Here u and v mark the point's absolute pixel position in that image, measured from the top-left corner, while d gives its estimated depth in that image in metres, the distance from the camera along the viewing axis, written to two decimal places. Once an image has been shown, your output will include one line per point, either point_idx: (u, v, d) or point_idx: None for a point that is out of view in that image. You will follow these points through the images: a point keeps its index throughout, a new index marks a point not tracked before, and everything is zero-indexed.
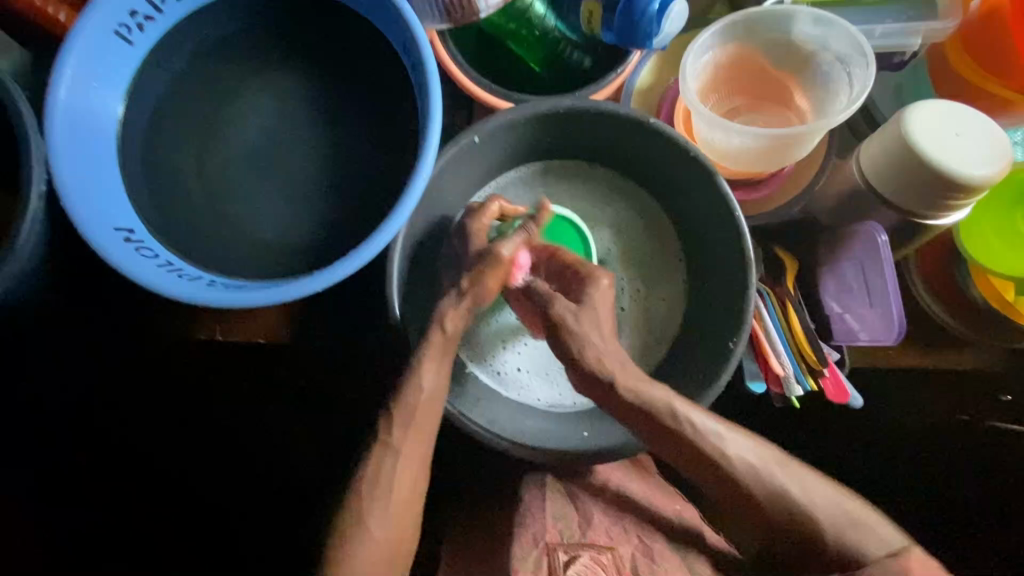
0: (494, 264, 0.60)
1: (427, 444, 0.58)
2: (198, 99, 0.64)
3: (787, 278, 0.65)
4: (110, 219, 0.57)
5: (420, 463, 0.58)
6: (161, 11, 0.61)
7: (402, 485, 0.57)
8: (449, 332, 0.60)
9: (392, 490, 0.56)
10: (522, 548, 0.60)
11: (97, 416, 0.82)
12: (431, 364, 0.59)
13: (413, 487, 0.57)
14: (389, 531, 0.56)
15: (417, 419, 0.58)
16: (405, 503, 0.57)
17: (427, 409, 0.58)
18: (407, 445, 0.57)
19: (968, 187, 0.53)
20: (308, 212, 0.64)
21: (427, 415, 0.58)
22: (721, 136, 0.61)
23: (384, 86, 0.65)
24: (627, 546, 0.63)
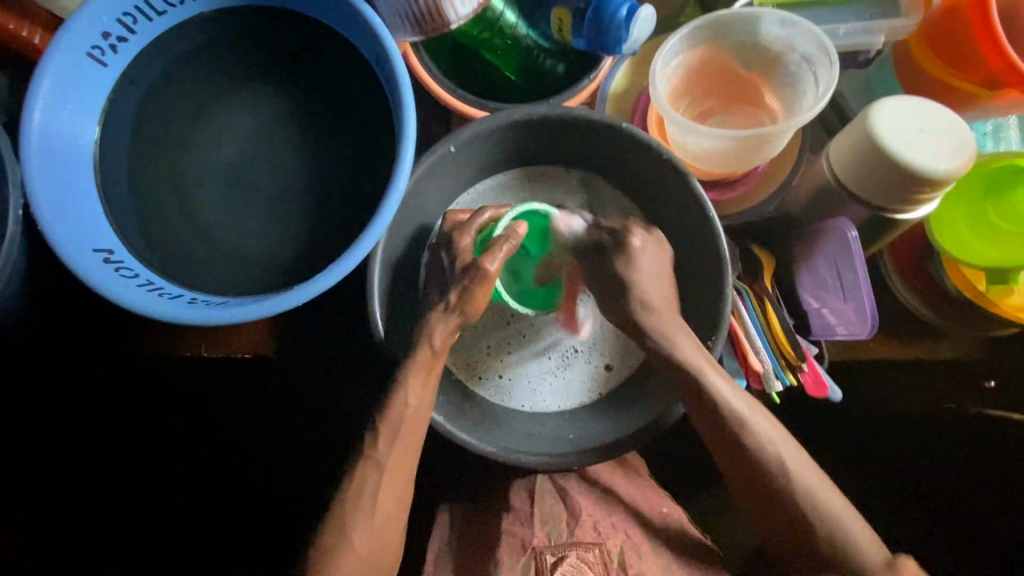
0: (483, 277, 0.60)
1: (412, 462, 0.59)
2: (175, 119, 0.64)
3: (764, 275, 0.66)
4: (88, 241, 0.57)
5: (404, 479, 0.59)
6: (133, 32, 0.61)
7: (387, 497, 0.58)
8: (439, 348, 0.60)
9: (376, 507, 0.58)
10: (509, 555, 0.62)
11: (96, 417, 0.83)
12: (414, 378, 0.58)
13: (397, 500, 0.59)
14: (373, 539, 0.57)
15: (402, 436, 0.58)
16: (389, 512, 0.58)
17: (414, 423, 0.59)
18: (393, 458, 0.58)
19: (933, 181, 0.54)
20: (288, 227, 0.64)
21: (414, 432, 0.59)
22: (692, 139, 0.62)
23: (360, 98, 0.65)
24: (617, 539, 0.64)
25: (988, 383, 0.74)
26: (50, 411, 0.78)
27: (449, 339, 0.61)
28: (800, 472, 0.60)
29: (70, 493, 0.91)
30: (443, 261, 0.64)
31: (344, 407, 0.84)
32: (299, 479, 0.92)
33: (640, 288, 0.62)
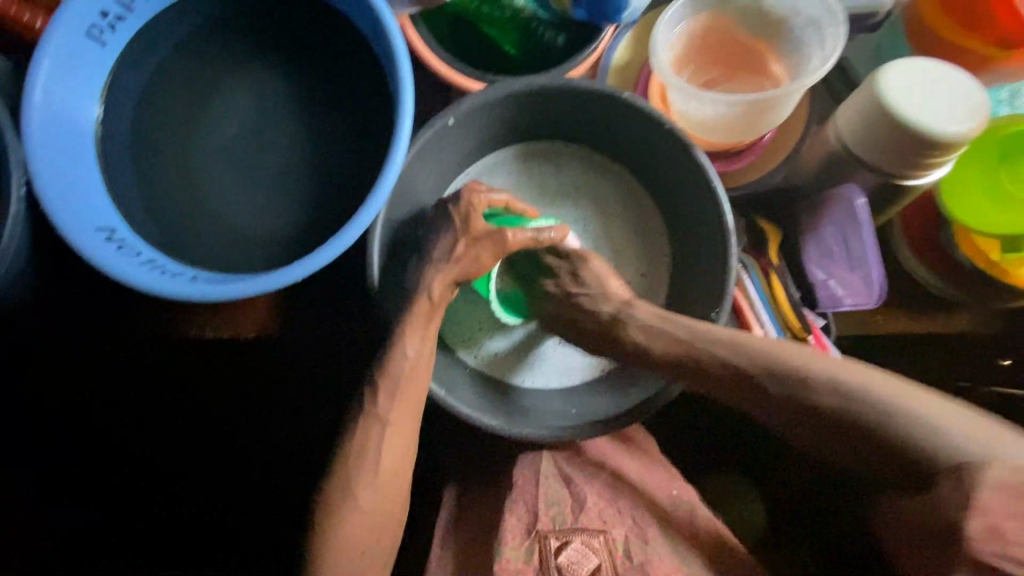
0: (500, 243, 0.62)
1: (412, 419, 0.59)
2: (175, 98, 0.65)
3: (770, 247, 0.65)
4: (91, 220, 0.58)
5: (408, 437, 0.59)
6: (131, 11, 0.61)
7: (391, 454, 0.58)
8: (435, 300, 0.60)
9: (379, 467, 0.58)
10: (514, 536, 0.61)
11: (97, 415, 0.86)
12: (413, 353, 0.58)
13: (403, 452, 0.59)
14: (383, 498, 0.58)
15: (406, 388, 0.58)
16: (391, 473, 0.58)
17: (415, 376, 0.59)
18: (394, 413, 0.58)
19: (944, 144, 0.52)
20: (289, 204, 0.65)
21: (413, 389, 0.59)
22: (695, 106, 0.60)
23: (358, 73, 0.65)
24: (621, 527, 0.64)
25: (1003, 361, 0.72)
26: (52, 409, 0.83)
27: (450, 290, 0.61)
28: (916, 404, 0.49)
29: (69, 493, 0.92)
30: (441, 215, 0.63)
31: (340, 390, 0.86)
32: (294, 468, 0.93)
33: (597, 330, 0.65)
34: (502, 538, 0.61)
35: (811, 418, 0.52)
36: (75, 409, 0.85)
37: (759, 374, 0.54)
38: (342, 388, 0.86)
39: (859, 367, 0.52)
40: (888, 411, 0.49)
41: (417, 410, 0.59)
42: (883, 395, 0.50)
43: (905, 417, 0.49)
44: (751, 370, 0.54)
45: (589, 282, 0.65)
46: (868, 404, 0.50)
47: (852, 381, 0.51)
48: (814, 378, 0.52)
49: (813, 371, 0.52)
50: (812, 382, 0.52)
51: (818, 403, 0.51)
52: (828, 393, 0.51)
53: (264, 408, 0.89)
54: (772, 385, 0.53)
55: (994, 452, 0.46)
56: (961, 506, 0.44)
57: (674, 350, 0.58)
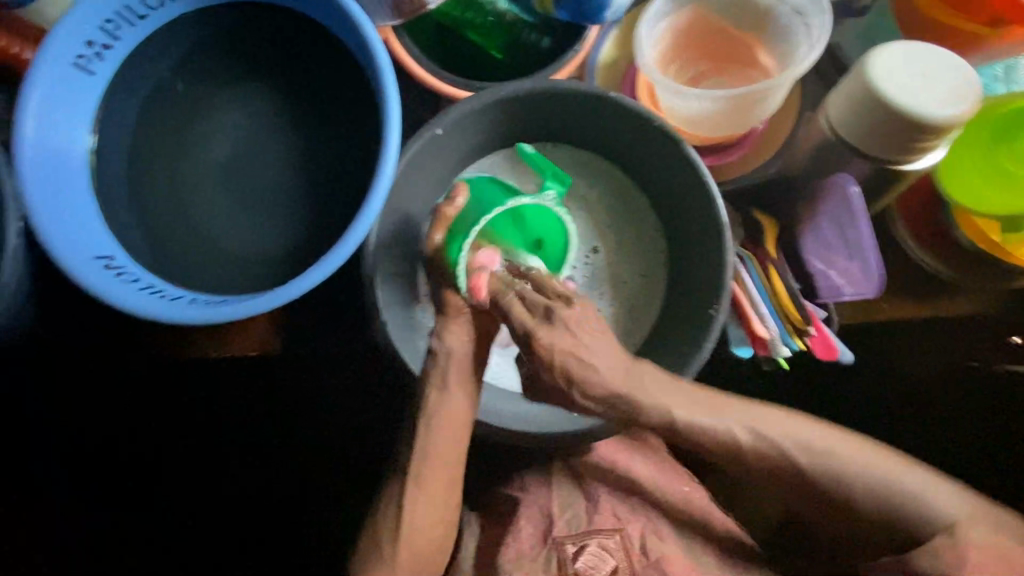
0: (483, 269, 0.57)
1: (451, 477, 0.59)
2: (166, 122, 0.65)
3: (767, 240, 0.64)
4: (88, 250, 0.58)
5: (442, 494, 0.59)
6: (117, 38, 0.61)
7: (426, 506, 0.58)
8: (451, 351, 0.56)
9: (407, 520, 0.58)
10: (531, 543, 0.62)
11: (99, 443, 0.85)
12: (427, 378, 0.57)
13: (437, 512, 0.59)
14: (417, 549, 0.58)
15: (438, 454, 0.57)
16: (428, 529, 0.59)
17: (448, 445, 0.57)
18: (427, 478, 0.57)
19: (937, 128, 0.52)
20: (283, 222, 0.65)
21: (448, 447, 0.57)
22: (682, 103, 0.60)
23: (345, 87, 0.65)
24: (637, 522, 0.64)
25: (1011, 338, 0.71)
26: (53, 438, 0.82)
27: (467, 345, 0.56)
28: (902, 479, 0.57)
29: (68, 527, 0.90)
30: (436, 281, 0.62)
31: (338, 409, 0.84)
32: None
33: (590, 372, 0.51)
34: (517, 551, 0.62)
35: (826, 497, 0.57)
36: (79, 420, 0.80)
37: (789, 450, 0.56)
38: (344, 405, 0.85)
39: (850, 440, 0.58)
40: (888, 489, 0.56)
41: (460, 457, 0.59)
42: (886, 478, 0.57)
43: (875, 480, 0.57)
44: (804, 463, 0.56)
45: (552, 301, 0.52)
46: (854, 487, 0.56)
47: (858, 470, 0.56)
48: (818, 452, 0.56)
49: (816, 448, 0.56)
50: (832, 458, 0.56)
51: (819, 481, 0.57)
52: (799, 454, 0.56)
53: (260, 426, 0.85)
54: (801, 459, 0.56)
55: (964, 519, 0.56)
56: (943, 564, 0.54)
57: (677, 412, 0.53)
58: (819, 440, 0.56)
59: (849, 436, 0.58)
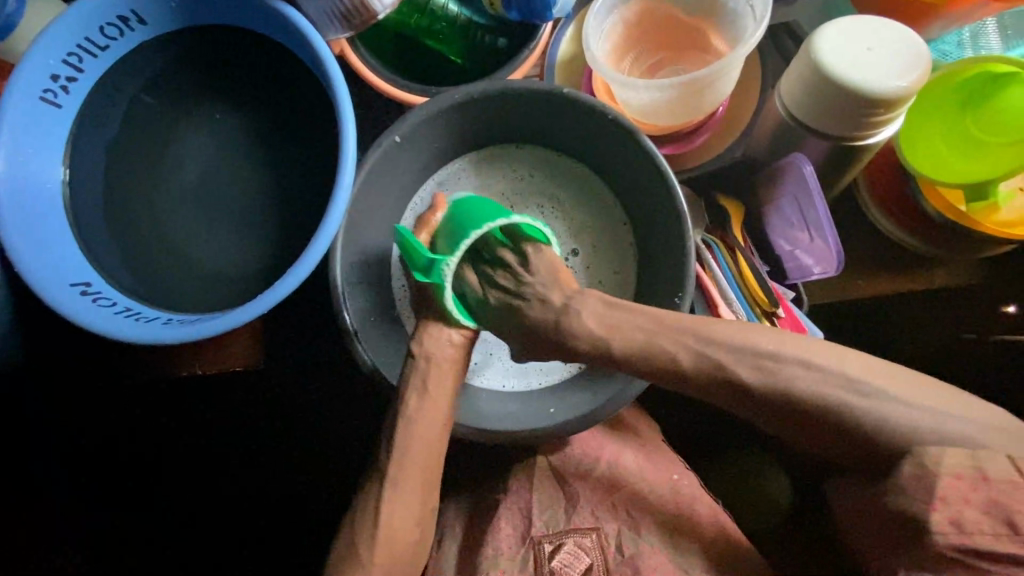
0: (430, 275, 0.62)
1: (431, 476, 0.58)
2: (136, 149, 0.67)
3: (733, 226, 0.64)
4: (64, 277, 0.60)
5: (421, 494, 0.57)
6: (82, 70, 0.62)
7: (403, 513, 0.56)
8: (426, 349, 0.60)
9: (389, 527, 0.56)
10: (511, 547, 0.61)
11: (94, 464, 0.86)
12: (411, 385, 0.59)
13: (417, 509, 0.57)
14: (396, 552, 0.56)
15: (411, 437, 0.57)
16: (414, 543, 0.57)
17: (425, 438, 0.58)
18: (404, 473, 0.57)
19: (888, 101, 0.51)
20: (253, 238, 0.67)
21: (422, 444, 0.57)
22: (632, 95, 0.59)
23: (306, 103, 0.67)
24: (615, 521, 0.62)
25: (1006, 308, 0.69)
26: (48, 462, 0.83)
27: (444, 346, 0.61)
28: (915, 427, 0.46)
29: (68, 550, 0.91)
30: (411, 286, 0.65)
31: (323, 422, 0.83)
32: None
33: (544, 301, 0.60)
34: (497, 548, 0.61)
35: (831, 421, 0.48)
36: (79, 420, 0.81)
37: (731, 362, 0.51)
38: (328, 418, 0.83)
39: (839, 354, 0.50)
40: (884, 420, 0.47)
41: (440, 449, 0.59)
42: (798, 357, 0.50)
43: (895, 410, 0.47)
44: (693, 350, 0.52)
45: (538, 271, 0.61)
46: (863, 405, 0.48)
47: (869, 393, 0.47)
48: (836, 378, 0.49)
49: (787, 362, 0.50)
50: (786, 369, 0.50)
51: (797, 394, 0.49)
52: (799, 372, 0.49)
53: (244, 436, 0.84)
54: (750, 366, 0.50)
55: (944, 423, 0.47)
56: (922, 500, 0.44)
57: (635, 343, 0.54)
58: (825, 361, 0.49)
59: (827, 356, 0.49)
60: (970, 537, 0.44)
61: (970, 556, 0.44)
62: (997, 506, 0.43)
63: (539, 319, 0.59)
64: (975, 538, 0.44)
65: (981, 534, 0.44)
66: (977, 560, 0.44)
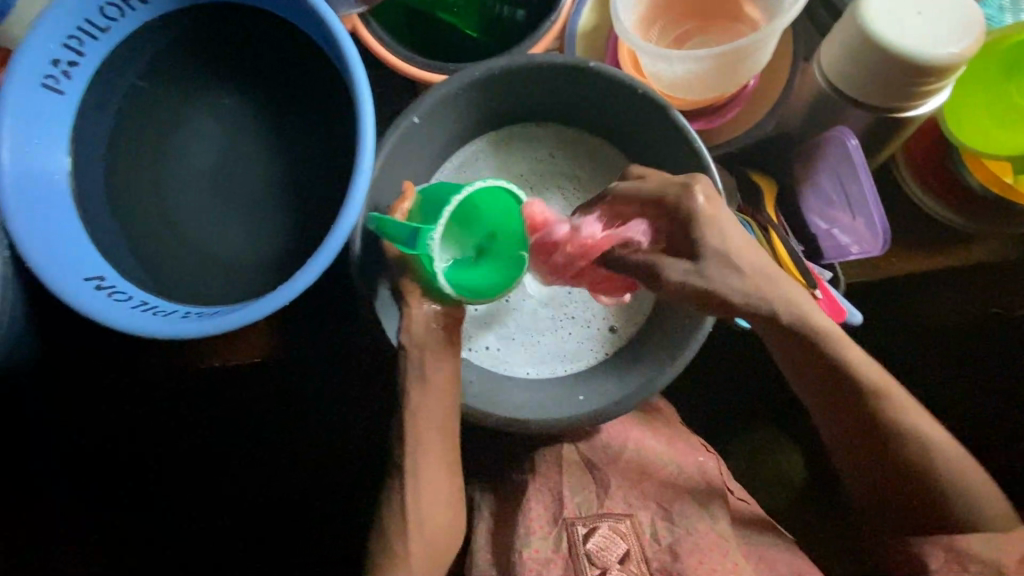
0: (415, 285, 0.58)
1: (445, 452, 0.61)
2: (145, 136, 0.64)
3: (766, 204, 0.62)
4: (78, 271, 0.58)
5: (445, 471, 0.61)
6: (83, 54, 0.59)
7: (430, 489, 0.60)
8: (417, 338, 0.58)
9: (421, 501, 0.60)
10: (541, 525, 0.60)
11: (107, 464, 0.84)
12: (431, 371, 0.59)
13: (445, 488, 0.61)
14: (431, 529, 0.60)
15: (426, 417, 0.60)
16: (440, 515, 0.61)
17: (431, 433, 0.60)
18: (424, 454, 0.60)
19: (938, 69, 0.48)
20: (269, 226, 0.65)
21: (432, 435, 0.60)
22: (663, 67, 0.56)
23: (318, 83, 0.64)
24: (648, 510, 0.61)
25: None
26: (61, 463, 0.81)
27: (433, 330, 0.59)
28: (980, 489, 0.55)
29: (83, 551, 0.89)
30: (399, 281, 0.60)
31: (342, 413, 0.81)
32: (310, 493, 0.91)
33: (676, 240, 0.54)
34: (528, 527, 0.60)
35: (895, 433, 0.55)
36: (85, 419, 0.79)
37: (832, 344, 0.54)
38: (346, 411, 0.81)
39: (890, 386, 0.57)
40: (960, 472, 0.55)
41: (450, 425, 0.61)
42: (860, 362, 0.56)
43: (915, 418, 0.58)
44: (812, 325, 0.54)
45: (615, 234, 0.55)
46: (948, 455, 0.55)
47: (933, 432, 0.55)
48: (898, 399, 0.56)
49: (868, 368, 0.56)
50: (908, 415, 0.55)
51: (877, 398, 0.55)
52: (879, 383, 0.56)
53: (261, 430, 0.82)
54: (849, 349, 0.55)
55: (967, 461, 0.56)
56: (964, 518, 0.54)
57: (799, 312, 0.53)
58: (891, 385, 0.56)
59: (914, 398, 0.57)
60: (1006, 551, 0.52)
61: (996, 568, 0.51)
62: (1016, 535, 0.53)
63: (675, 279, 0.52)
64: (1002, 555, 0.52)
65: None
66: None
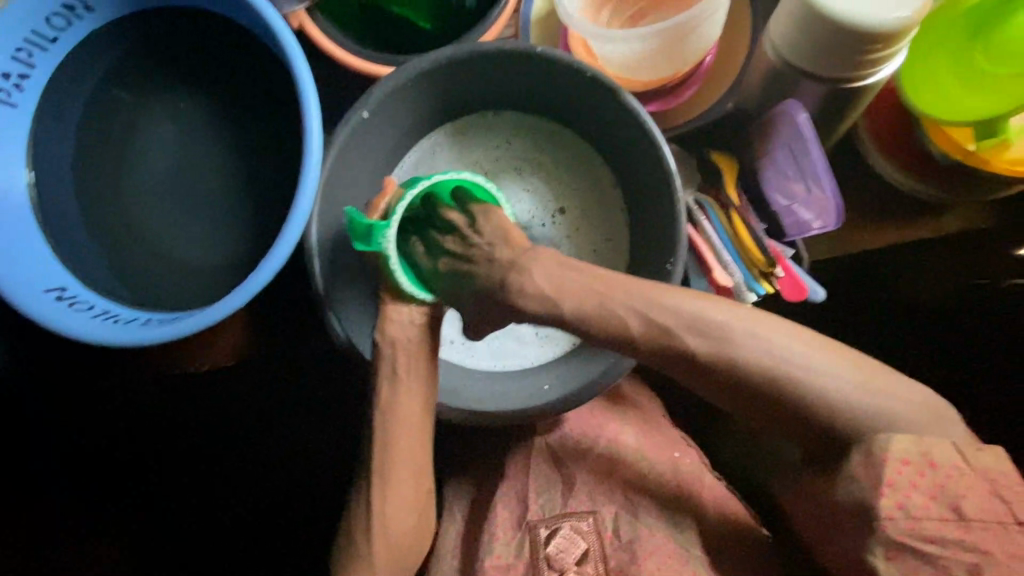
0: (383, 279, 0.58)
1: (423, 462, 0.57)
2: (102, 144, 0.64)
3: (727, 184, 0.60)
4: (38, 283, 0.58)
5: (418, 481, 0.56)
6: (32, 66, 0.59)
7: (402, 501, 0.56)
8: (390, 337, 0.56)
9: (390, 513, 0.55)
10: (505, 530, 0.59)
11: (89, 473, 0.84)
12: (406, 379, 0.55)
13: (413, 497, 0.56)
14: (394, 541, 0.56)
15: (403, 427, 0.55)
16: (413, 527, 0.57)
17: (408, 434, 0.55)
18: (395, 469, 0.55)
19: (887, 35, 0.47)
20: (229, 229, 0.64)
21: (406, 433, 0.55)
22: (611, 48, 0.55)
23: (271, 83, 0.64)
24: (611, 505, 0.60)
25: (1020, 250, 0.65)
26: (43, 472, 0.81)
27: (409, 332, 0.57)
28: (863, 406, 0.46)
29: None
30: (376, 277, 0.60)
31: (320, 412, 0.82)
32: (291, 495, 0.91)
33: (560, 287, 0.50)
34: (492, 533, 0.59)
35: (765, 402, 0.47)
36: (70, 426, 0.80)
37: (680, 331, 0.48)
38: (324, 410, 0.82)
39: (763, 317, 0.48)
40: (833, 412, 0.46)
41: (426, 432, 0.57)
42: (722, 331, 0.48)
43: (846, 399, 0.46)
44: (643, 331, 0.49)
45: (488, 233, 0.55)
46: (814, 387, 0.46)
47: (810, 370, 0.46)
48: (750, 332, 0.47)
49: (737, 340, 0.47)
50: (727, 334, 0.47)
51: (738, 368, 0.47)
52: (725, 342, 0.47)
53: (241, 433, 0.83)
54: (673, 334, 0.48)
55: (889, 416, 0.45)
56: (868, 487, 0.44)
57: (585, 310, 0.49)
58: (764, 339, 0.47)
59: (791, 324, 0.48)
60: (931, 526, 0.43)
61: (920, 543, 0.43)
62: (944, 491, 0.43)
63: (485, 284, 0.53)
64: (924, 523, 0.43)
65: (928, 519, 0.43)
66: (923, 546, 0.43)
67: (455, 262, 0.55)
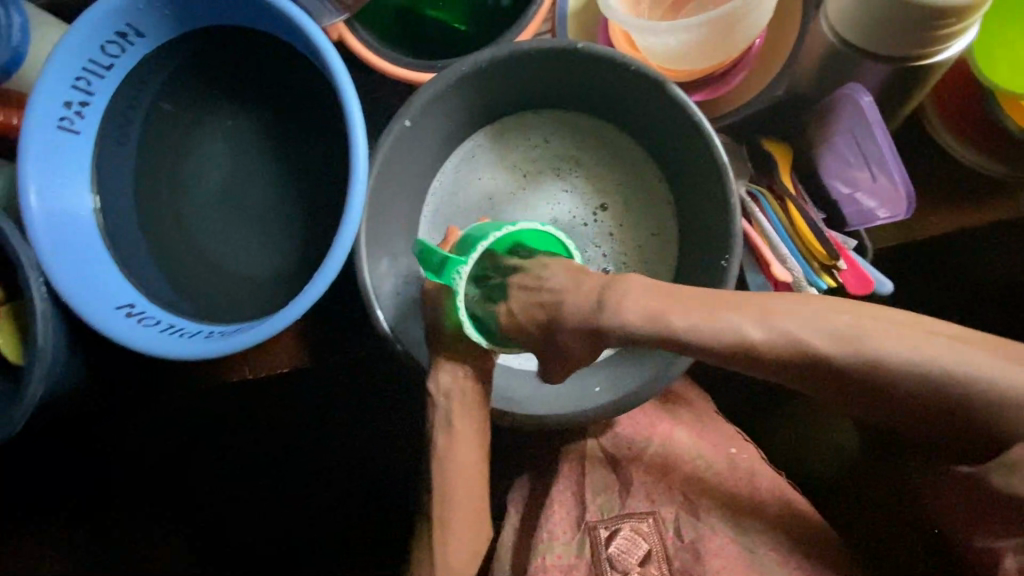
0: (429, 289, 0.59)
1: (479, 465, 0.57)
2: (159, 164, 0.67)
3: (782, 172, 0.58)
4: (109, 302, 0.60)
5: (478, 483, 0.57)
6: (92, 93, 0.61)
7: (461, 507, 0.56)
8: (441, 384, 0.56)
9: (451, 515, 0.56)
10: (564, 531, 0.59)
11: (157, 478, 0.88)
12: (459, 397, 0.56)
13: (474, 499, 0.57)
14: (455, 547, 0.56)
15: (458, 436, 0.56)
16: (472, 525, 0.57)
17: (466, 444, 0.56)
18: (449, 478, 0.56)
19: (963, 10, 0.43)
20: (281, 240, 0.66)
21: (462, 445, 0.56)
22: (656, 42, 0.53)
23: (315, 95, 0.65)
24: (672, 506, 0.59)
25: None
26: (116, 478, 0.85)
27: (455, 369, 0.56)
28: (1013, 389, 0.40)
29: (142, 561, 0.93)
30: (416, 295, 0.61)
31: (370, 414, 0.84)
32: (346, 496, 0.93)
33: (641, 308, 0.47)
34: (551, 532, 0.59)
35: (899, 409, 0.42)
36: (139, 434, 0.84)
37: (795, 337, 0.43)
38: (374, 412, 0.84)
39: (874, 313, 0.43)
40: (981, 405, 0.40)
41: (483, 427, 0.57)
42: (840, 337, 0.43)
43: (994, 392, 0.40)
44: (753, 345, 0.44)
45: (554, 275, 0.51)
46: (956, 380, 0.40)
47: (948, 365, 0.40)
48: (869, 335, 0.42)
49: (854, 343, 0.42)
50: (840, 347, 0.42)
51: (863, 373, 0.42)
52: (843, 347, 0.42)
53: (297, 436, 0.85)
54: (781, 346, 0.44)
55: None
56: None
57: (690, 331, 0.46)
58: (889, 341, 0.42)
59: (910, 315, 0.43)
60: None
61: None
62: None
63: (573, 324, 0.49)
64: None
65: None
66: None
67: (529, 299, 0.51)
